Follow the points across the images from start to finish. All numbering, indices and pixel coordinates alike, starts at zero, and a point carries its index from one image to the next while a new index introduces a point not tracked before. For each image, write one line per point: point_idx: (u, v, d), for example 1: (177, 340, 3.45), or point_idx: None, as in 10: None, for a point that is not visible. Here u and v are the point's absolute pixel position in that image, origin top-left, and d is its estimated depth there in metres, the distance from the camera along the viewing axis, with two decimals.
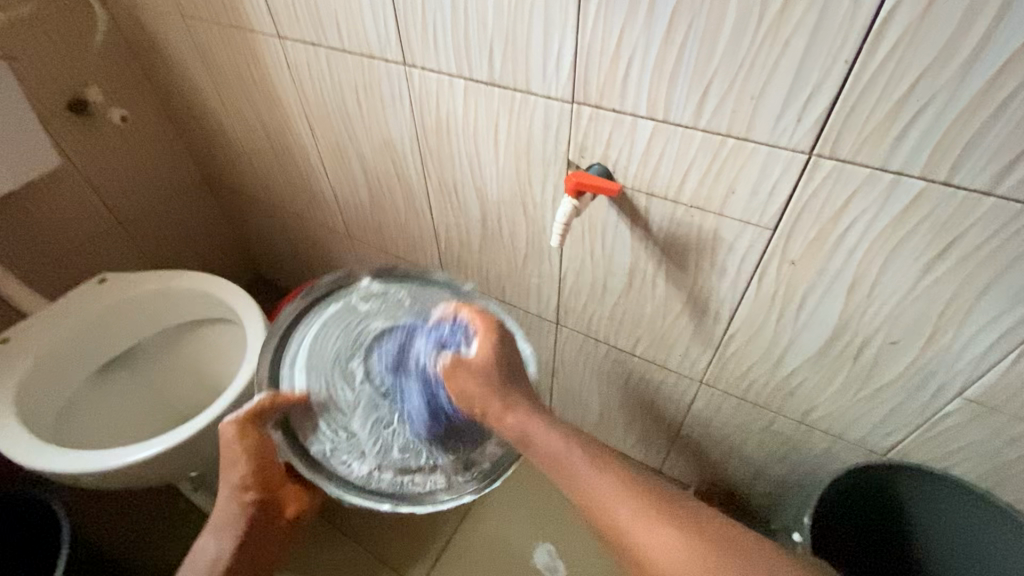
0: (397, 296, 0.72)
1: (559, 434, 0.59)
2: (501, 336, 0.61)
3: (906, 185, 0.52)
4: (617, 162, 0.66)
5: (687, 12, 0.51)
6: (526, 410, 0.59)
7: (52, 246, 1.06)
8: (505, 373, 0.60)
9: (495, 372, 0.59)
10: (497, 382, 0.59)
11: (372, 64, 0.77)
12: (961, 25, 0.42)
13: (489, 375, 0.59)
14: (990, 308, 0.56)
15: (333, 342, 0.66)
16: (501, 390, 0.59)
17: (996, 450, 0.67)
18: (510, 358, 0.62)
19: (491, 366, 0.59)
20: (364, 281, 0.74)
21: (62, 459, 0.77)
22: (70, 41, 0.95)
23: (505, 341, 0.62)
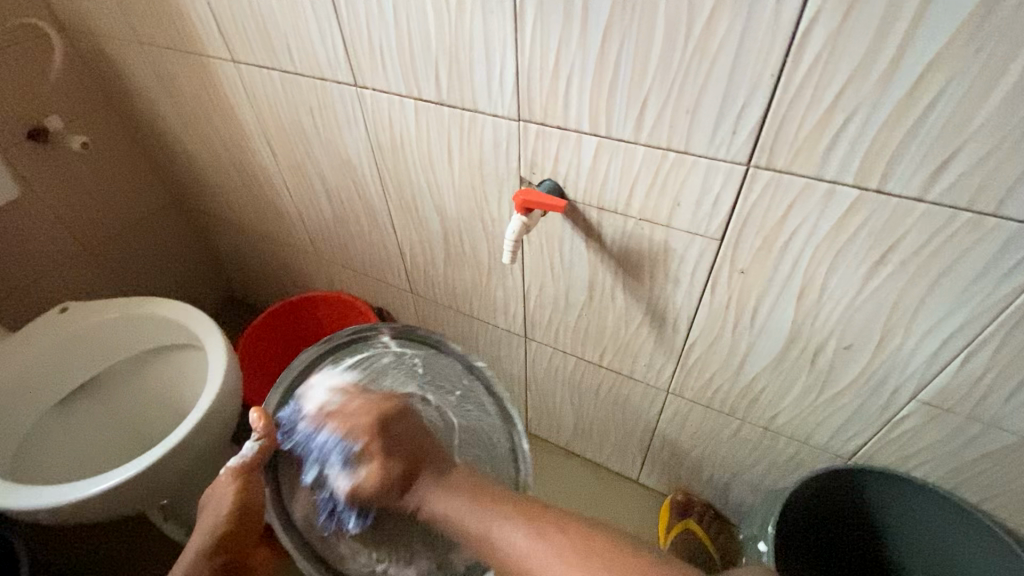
0: (414, 360, 0.72)
1: (456, 493, 0.57)
2: (386, 416, 0.60)
3: (843, 193, 0.52)
4: (566, 177, 0.66)
5: (618, 29, 0.51)
6: (426, 480, 0.59)
7: (15, 276, 1.05)
8: (406, 444, 0.60)
9: (387, 455, 0.58)
10: (393, 469, 0.58)
11: (325, 86, 0.77)
12: (878, 36, 0.43)
13: (380, 470, 0.58)
14: (934, 311, 0.56)
15: (328, 406, 0.65)
16: (401, 472, 0.58)
17: (955, 450, 0.67)
18: (406, 433, 0.61)
19: (381, 455, 0.58)
20: (385, 337, 0.74)
21: (17, 495, 0.76)
22: (28, 70, 0.94)
23: (389, 417, 0.60)
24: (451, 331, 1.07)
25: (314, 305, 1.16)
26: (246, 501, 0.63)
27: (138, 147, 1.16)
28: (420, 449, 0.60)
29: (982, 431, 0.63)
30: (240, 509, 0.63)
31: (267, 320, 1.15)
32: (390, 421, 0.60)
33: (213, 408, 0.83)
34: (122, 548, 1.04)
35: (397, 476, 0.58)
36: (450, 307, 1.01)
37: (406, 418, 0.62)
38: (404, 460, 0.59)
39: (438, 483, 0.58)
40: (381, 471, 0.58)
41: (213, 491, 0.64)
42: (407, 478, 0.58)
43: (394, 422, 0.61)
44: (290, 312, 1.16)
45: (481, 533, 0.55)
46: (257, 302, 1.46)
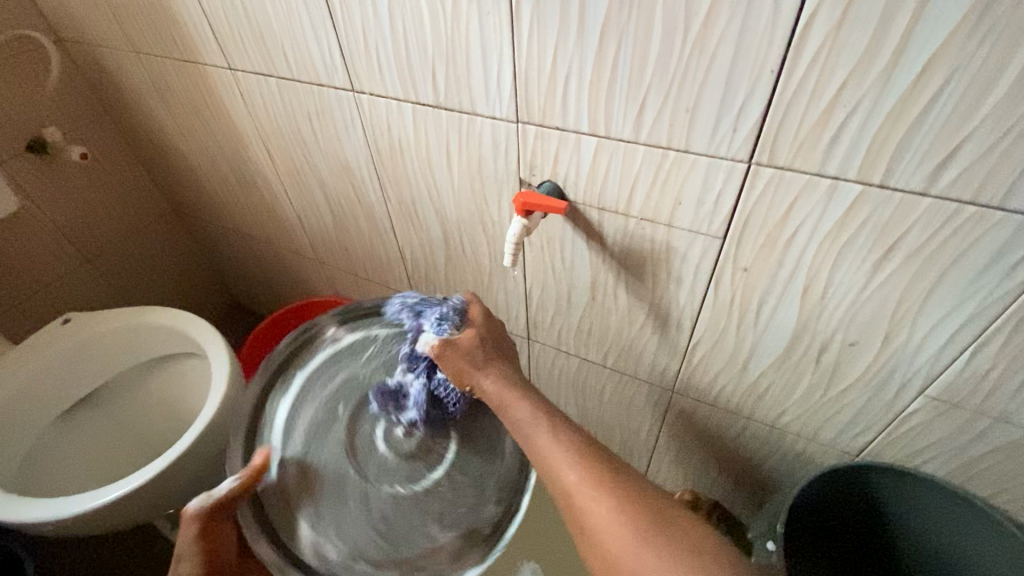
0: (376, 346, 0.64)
1: (519, 390, 0.58)
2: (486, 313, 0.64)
3: (845, 189, 0.52)
4: (566, 179, 0.66)
5: (616, 29, 0.51)
6: (498, 366, 0.60)
7: (17, 288, 1.05)
8: (490, 337, 0.62)
9: (479, 337, 0.61)
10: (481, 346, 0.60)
11: (322, 92, 0.77)
12: (878, 31, 0.42)
13: (473, 339, 0.60)
14: (940, 306, 0.56)
15: (304, 414, 0.58)
16: (484, 355, 0.60)
17: (964, 445, 0.67)
18: (498, 332, 0.64)
19: (474, 335, 0.61)
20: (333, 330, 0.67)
21: (23, 508, 0.76)
22: (25, 83, 0.94)
23: (490, 317, 0.64)
24: None
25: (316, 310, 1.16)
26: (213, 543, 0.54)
27: (137, 156, 1.16)
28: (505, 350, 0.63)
29: (991, 425, 0.63)
30: (207, 552, 0.54)
31: (270, 326, 1.14)
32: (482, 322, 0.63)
33: (216, 417, 0.83)
34: (128, 557, 1.04)
35: (483, 346, 0.60)
36: None
37: (496, 322, 0.65)
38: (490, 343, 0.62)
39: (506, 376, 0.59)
40: (469, 341, 0.60)
41: (175, 539, 0.54)
42: (489, 355, 0.60)
43: (488, 320, 0.64)
44: (293, 317, 1.16)
45: (534, 433, 0.55)
46: (259, 308, 1.46)
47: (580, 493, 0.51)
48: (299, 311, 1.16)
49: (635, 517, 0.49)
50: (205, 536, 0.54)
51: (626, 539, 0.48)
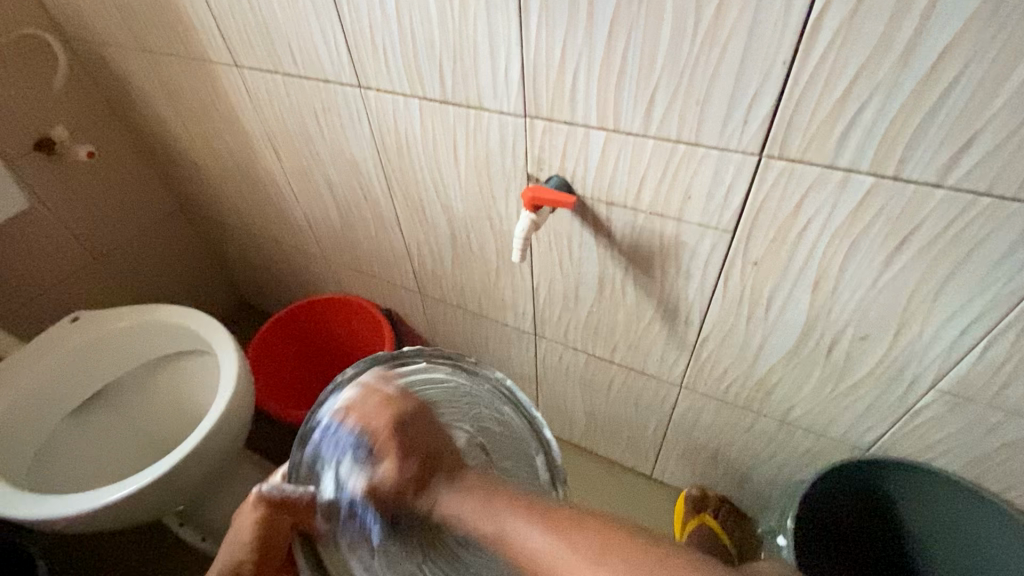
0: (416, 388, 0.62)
1: (471, 497, 0.51)
2: (403, 413, 0.54)
3: (857, 181, 0.51)
4: (574, 173, 0.66)
5: (625, 21, 0.51)
6: (443, 480, 0.53)
7: (27, 287, 1.06)
8: (422, 442, 0.54)
9: (404, 451, 0.52)
10: (410, 463, 0.52)
11: (329, 88, 0.77)
12: (893, 20, 0.42)
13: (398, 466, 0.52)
14: (954, 299, 0.55)
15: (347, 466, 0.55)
16: (417, 470, 0.52)
17: (976, 440, 0.66)
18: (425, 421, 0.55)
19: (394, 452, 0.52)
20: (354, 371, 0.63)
21: (37, 505, 0.76)
22: (32, 82, 0.95)
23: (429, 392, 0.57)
24: (460, 331, 1.07)
25: (326, 307, 1.16)
26: (269, 531, 0.54)
27: (144, 154, 1.16)
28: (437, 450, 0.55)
29: (1004, 419, 0.62)
30: (262, 536, 0.54)
31: (277, 322, 1.15)
32: (404, 419, 0.54)
33: (226, 414, 0.84)
34: (140, 552, 1.05)
35: (410, 472, 0.52)
36: (459, 307, 1.01)
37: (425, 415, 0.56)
38: (420, 456, 0.53)
39: (453, 486, 0.53)
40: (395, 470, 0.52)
41: (239, 510, 0.55)
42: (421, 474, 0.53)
43: (413, 417, 0.55)
44: (301, 314, 1.17)
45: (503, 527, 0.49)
46: (266, 306, 1.46)
47: (540, 545, 0.46)
48: (308, 308, 1.16)
49: (600, 551, 0.44)
50: (263, 523, 0.53)
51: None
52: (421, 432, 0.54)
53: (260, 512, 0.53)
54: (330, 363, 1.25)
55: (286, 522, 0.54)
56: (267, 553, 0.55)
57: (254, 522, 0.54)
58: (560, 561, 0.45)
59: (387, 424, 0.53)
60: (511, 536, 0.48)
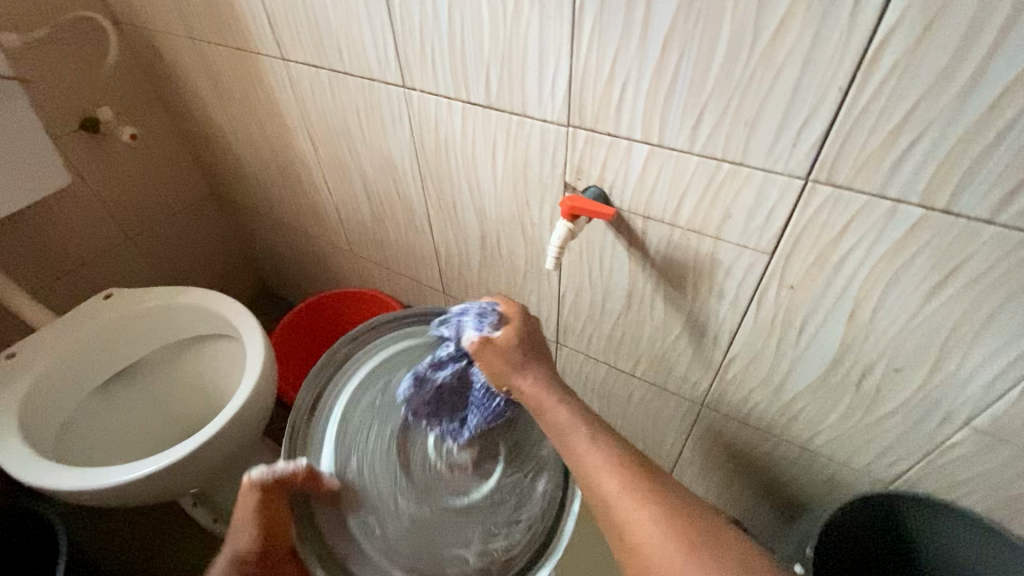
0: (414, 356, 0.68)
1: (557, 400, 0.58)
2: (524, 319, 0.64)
3: (906, 211, 0.51)
4: (613, 185, 0.66)
5: (680, 37, 0.51)
6: (539, 372, 0.60)
7: (62, 261, 1.08)
8: (529, 334, 0.63)
9: (519, 339, 0.62)
10: (523, 355, 0.61)
11: (373, 87, 0.78)
12: (958, 52, 0.41)
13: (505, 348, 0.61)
14: (996, 338, 0.54)
15: (360, 426, 0.62)
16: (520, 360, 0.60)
17: (1006, 482, 0.65)
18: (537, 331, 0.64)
19: (517, 338, 0.62)
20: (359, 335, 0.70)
21: (62, 476, 0.78)
22: (82, 62, 0.97)
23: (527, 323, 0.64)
24: None
25: (347, 303, 1.17)
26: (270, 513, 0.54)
27: (182, 138, 1.19)
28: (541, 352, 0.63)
29: None
30: (263, 524, 0.54)
31: (301, 312, 1.16)
32: (520, 321, 0.63)
33: (248, 401, 0.85)
34: (153, 529, 1.08)
35: (521, 355, 0.61)
36: None
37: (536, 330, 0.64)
38: (528, 351, 0.62)
39: (544, 381, 0.60)
40: (509, 347, 0.61)
41: (237, 504, 0.55)
42: (524, 361, 0.60)
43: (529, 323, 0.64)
44: (323, 308, 1.18)
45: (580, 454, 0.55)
46: (290, 295, 1.48)
47: (600, 474, 0.53)
48: (330, 301, 1.18)
49: (670, 518, 0.50)
50: (262, 505, 0.54)
51: (654, 540, 0.48)
52: (537, 334, 0.64)
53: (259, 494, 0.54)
54: None
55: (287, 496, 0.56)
56: (270, 549, 0.54)
57: (250, 511, 0.54)
58: (629, 509, 0.51)
59: (515, 314, 0.64)
60: (581, 459, 0.55)
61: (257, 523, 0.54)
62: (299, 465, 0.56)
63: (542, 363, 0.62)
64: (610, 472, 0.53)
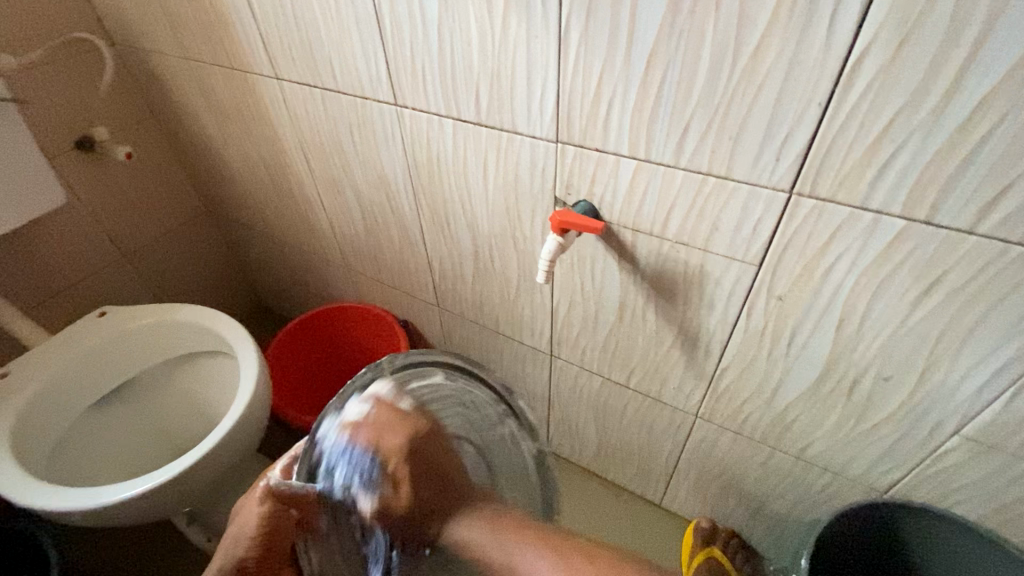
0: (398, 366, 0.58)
1: (482, 517, 0.51)
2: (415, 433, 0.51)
3: (888, 223, 0.52)
4: (602, 199, 0.67)
5: (663, 55, 0.52)
6: (447, 504, 0.52)
7: (57, 280, 1.08)
8: (422, 466, 0.51)
9: (413, 483, 0.50)
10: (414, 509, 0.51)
11: (365, 104, 0.79)
12: (933, 68, 0.43)
13: (406, 491, 0.50)
14: (982, 346, 0.55)
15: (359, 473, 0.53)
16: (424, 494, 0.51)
17: (999, 490, 0.65)
18: (432, 445, 0.52)
19: (410, 478, 0.50)
20: None
21: (55, 495, 0.77)
22: (78, 83, 0.98)
23: (416, 439, 0.51)
24: (476, 347, 1.07)
25: (343, 317, 1.17)
26: (274, 527, 0.50)
27: (177, 156, 1.19)
28: (438, 472, 0.52)
29: None
30: (266, 533, 0.50)
31: (297, 327, 1.16)
32: (413, 445, 0.51)
33: (241, 419, 0.84)
34: (143, 551, 1.06)
35: (421, 498, 0.51)
36: (476, 323, 1.02)
37: (434, 439, 0.53)
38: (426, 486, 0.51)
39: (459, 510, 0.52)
40: (409, 494, 0.50)
41: (238, 509, 0.51)
42: (427, 505, 0.51)
43: (421, 442, 0.52)
44: (318, 322, 1.18)
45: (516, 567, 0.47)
46: (286, 310, 1.48)
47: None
48: (326, 315, 1.18)
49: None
50: (266, 521, 0.49)
51: None
52: (430, 453, 0.52)
53: (266, 508, 0.49)
54: (342, 373, 1.26)
55: (292, 518, 0.51)
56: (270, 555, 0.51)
57: (255, 520, 0.49)
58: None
59: (393, 453, 0.50)
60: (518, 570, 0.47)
61: (257, 535, 0.49)
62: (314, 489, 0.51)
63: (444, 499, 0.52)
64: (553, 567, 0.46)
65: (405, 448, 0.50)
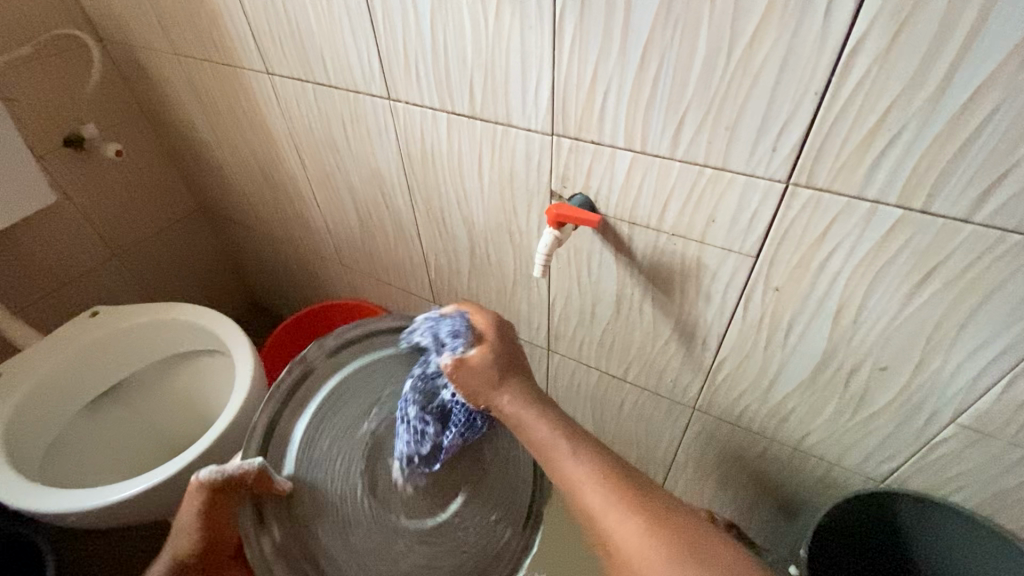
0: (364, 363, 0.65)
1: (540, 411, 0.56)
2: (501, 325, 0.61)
3: (886, 212, 0.51)
4: (598, 192, 0.66)
5: (658, 46, 0.52)
6: (518, 387, 0.57)
7: (47, 280, 1.07)
8: (503, 353, 0.58)
9: (494, 355, 0.58)
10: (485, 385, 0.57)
11: (358, 99, 0.78)
12: (929, 56, 0.42)
13: (488, 357, 0.57)
14: (978, 334, 0.55)
15: (333, 455, 0.57)
16: (499, 371, 0.57)
17: (995, 477, 0.65)
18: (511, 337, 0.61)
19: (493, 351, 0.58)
20: (322, 342, 0.65)
21: (50, 497, 0.76)
22: (65, 80, 0.97)
23: (502, 329, 0.60)
24: None
25: (338, 314, 1.17)
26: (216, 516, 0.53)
27: (168, 154, 1.18)
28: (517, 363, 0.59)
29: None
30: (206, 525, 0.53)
31: (292, 325, 1.15)
32: (501, 330, 0.60)
33: (238, 417, 0.84)
34: (141, 550, 1.05)
35: (498, 369, 0.57)
36: None
37: (515, 337, 0.62)
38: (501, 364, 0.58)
39: (523, 396, 0.57)
40: (487, 359, 0.57)
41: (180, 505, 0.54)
42: (505, 377, 0.57)
43: (506, 333, 0.61)
44: (313, 319, 1.17)
45: (558, 463, 0.53)
46: (280, 308, 1.47)
47: (584, 481, 0.51)
48: (321, 312, 1.17)
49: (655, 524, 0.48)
50: (206, 510, 0.53)
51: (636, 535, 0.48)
52: (511, 343, 0.60)
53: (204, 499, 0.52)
54: None
55: (235, 504, 0.53)
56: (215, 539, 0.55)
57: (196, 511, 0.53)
58: (613, 523, 0.49)
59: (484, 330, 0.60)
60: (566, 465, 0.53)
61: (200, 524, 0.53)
62: (251, 467, 0.51)
63: (519, 378, 0.58)
64: (598, 491, 0.51)
65: (493, 327, 0.60)
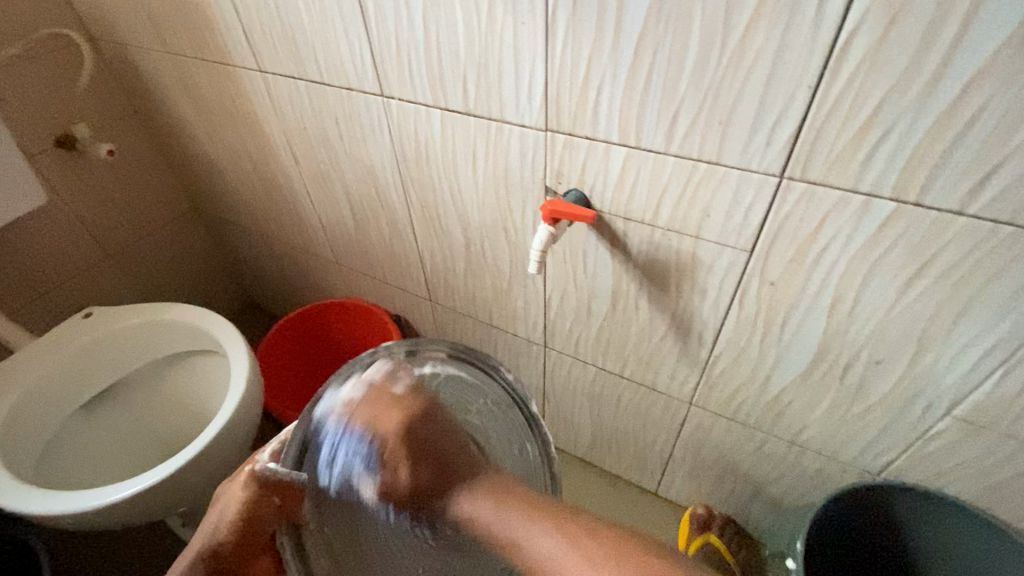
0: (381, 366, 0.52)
1: (497, 498, 0.45)
2: (411, 413, 0.46)
3: (879, 205, 0.51)
4: (592, 188, 0.66)
5: (651, 40, 0.51)
6: (460, 486, 0.47)
7: (41, 281, 1.06)
8: (428, 446, 0.46)
9: (410, 460, 0.45)
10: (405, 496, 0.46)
11: (351, 96, 0.78)
12: (921, 47, 0.42)
13: (407, 468, 0.45)
14: (973, 326, 0.55)
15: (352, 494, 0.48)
16: (428, 477, 0.46)
17: (990, 469, 0.66)
18: (434, 416, 0.48)
19: (407, 458, 0.45)
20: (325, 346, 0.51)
21: (44, 499, 0.76)
22: (56, 80, 0.96)
23: (412, 419, 0.46)
24: (470, 340, 1.06)
25: (335, 313, 1.16)
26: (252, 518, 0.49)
27: (161, 153, 1.17)
28: (451, 449, 0.48)
29: (1019, 449, 0.62)
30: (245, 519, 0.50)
31: (287, 324, 1.15)
32: (414, 421, 0.46)
33: (234, 417, 0.83)
34: (139, 551, 1.05)
35: (424, 479, 0.46)
36: (469, 316, 1.01)
37: (436, 416, 0.48)
38: (432, 465, 0.46)
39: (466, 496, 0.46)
40: (408, 474, 0.46)
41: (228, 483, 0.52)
42: (437, 483, 0.46)
43: (420, 421, 0.47)
44: (309, 318, 1.17)
45: (521, 548, 0.42)
46: (277, 308, 1.47)
47: (549, 563, 0.40)
48: (318, 311, 1.16)
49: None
50: (248, 504, 0.49)
51: None
52: (435, 425, 0.47)
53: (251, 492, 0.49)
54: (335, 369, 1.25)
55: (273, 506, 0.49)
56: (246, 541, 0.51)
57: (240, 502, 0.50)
58: None
59: (398, 422, 0.46)
60: (527, 547, 0.42)
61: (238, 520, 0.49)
62: (299, 478, 0.48)
63: (457, 473, 0.47)
64: (561, 564, 0.40)
65: (397, 428, 0.46)
